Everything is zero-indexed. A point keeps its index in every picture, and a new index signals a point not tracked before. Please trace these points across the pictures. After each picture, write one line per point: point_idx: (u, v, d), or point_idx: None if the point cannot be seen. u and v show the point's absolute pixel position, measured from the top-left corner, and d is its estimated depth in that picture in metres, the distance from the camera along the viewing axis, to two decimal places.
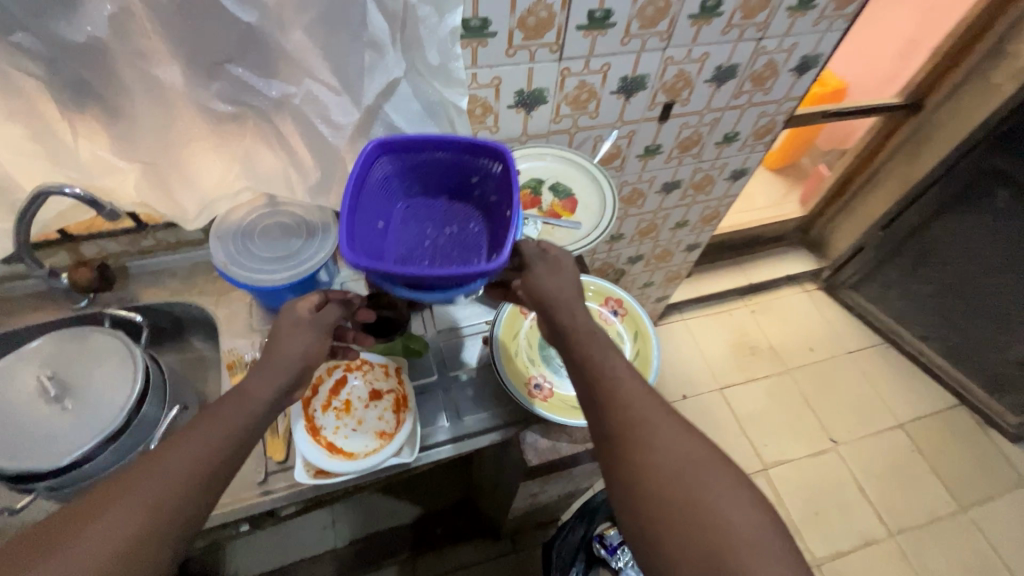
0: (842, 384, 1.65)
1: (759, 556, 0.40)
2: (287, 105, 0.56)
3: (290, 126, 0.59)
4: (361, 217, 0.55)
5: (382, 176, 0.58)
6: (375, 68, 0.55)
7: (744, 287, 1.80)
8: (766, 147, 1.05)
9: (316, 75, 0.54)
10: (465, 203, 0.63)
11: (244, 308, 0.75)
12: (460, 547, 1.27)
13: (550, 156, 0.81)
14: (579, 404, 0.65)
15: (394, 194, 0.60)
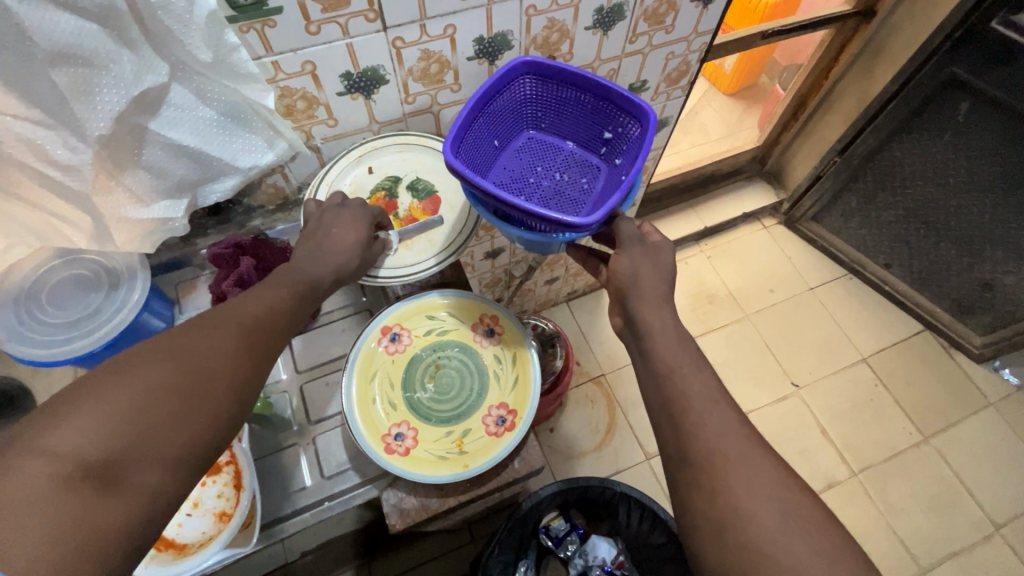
0: (804, 323, 1.59)
1: None
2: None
3: (16, 172, 0.48)
4: (486, 128, 0.64)
5: (524, 93, 0.65)
6: (73, 68, 0.43)
7: (699, 231, 1.69)
8: (685, 90, 0.91)
9: (7, 108, 0.44)
10: (586, 155, 0.71)
11: (69, 374, 0.65)
12: (416, 542, 1.26)
13: (403, 147, 0.70)
14: (444, 453, 0.57)
15: (524, 120, 0.69)
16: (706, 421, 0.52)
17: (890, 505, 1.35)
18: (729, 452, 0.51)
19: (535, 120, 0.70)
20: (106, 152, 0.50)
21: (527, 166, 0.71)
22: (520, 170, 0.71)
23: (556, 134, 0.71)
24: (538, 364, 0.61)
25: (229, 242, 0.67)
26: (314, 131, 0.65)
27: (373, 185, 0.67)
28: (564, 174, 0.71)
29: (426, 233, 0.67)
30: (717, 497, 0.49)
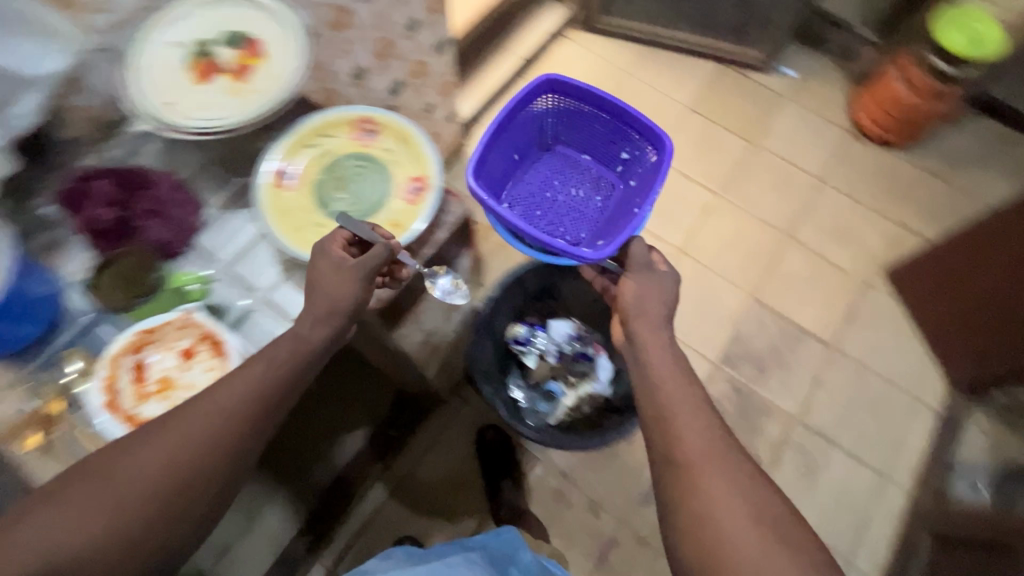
0: (636, 103, 1.78)
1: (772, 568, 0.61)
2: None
3: None
4: (506, 142, 1.13)
5: (541, 106, 1.13)
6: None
7: (520, 65, 1.78)
8: None
9: None
10: (606, 155, 1.20)
11: None
12: (417, 431, 1.34)
13: (201, 12, 0.68)
14: (376, 228, 0.78)
15: (546, 125, 1.20)
16: (697, 445, 0.69)
17: (753, 204, 1.65)
18: (702, 459, 0.68)
19: (554, 123, 1.20)
20: None
21: (551, 182, 1.24)
22: (538, 187, 1.24)
23: (577, 147, 1.23)
24: (427, 141, 0.82)
25: (72, 180, 0.73)
26: (88, 20, 0.63)
27: (187, 58, 0.66)
28: (580, 177, 1.23)
29: (264, 72, 0.66)
30: (680, 422, 0.71)
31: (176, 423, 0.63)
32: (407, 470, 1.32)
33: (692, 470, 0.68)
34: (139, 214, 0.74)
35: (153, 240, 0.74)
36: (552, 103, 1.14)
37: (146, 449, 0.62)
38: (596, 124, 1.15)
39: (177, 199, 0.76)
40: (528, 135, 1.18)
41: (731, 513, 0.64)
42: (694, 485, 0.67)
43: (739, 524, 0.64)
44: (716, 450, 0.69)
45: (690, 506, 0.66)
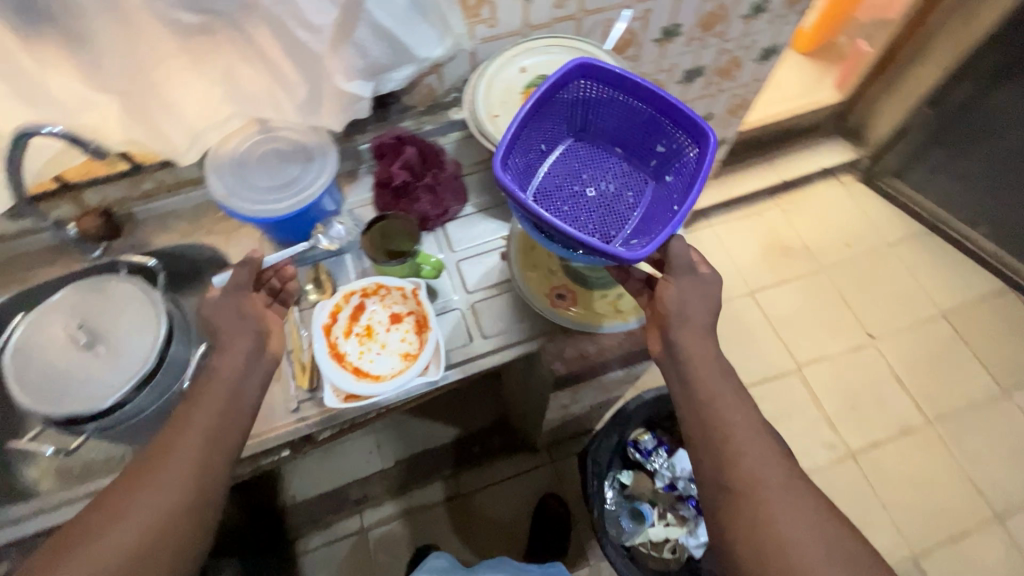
0: (881, 279, 1.58)
1: None
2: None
3: (264, 32, 0.56)
4: (528, 138, 0.64)
5: (572, 96, 0.64)
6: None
7: (776, 185, 1.69)
8: (801, 15, 0.93)
9: None
10: (640, 165, 0.69)
11: (254, 245, 0.74)
12: (496, 462, 1.34)
13: (553, 52, 0.74)
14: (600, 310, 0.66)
15: (568, 125, 0.68)
16: (766, 468, 0.53)
17: (967, 454, 1.36)
18: (771, 483, 0.52)
19: (577, 125, 0.68)
20: (339, 26, 0.57)
21: (573, 171, 0.69)
22: (566, 175, 0.68)
23: (603, 140, 0.70)
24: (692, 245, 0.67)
25: (391, 134, 0.75)
26: (475, 29, 0.70)
27: (526, 82, 0.72)
28: (614, 182, 0.69)
29: None
30: (748, 449, 0.54)
31: (158, 464, 0.49)
32: (467, 490, 1.31)
33: (765, 522, 0.50)
34: (426, 182, 0.73)
35: (423, 209, 0.72)
36: (587, 98, 0.64)
37: (129, 497, 0.48)
38: (621, 129, 0.67)
39: (455, 185, 0.75)
40: (537, 139, 0.65)
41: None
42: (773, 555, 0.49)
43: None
44: (785, 480, 0.53)
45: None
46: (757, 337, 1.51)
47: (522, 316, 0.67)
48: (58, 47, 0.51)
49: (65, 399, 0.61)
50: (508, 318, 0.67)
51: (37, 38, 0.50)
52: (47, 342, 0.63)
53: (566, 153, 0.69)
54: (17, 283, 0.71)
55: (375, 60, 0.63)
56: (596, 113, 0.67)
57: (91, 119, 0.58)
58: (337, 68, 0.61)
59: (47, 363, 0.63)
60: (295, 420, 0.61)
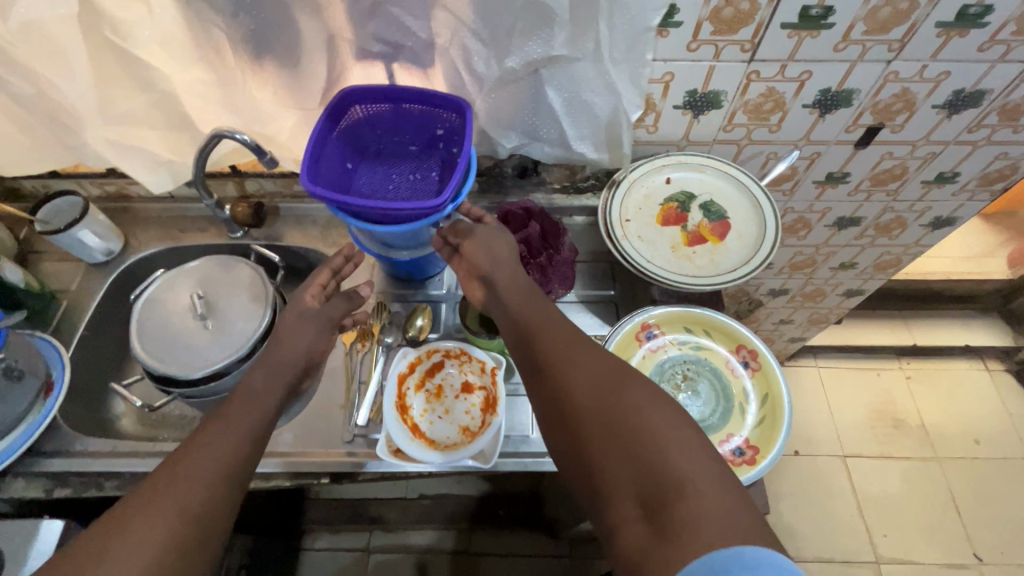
0: (1009, 496, 1.34)
1: (680, 457, 0.43)
2: (436, 46, 0.58)
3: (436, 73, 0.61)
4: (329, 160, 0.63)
5: (354, 120, 0.64)
6: (537, 35, 0.55)
7: (906, 347, 1.51)
8: (992, 196, 0.83)
9: (473, 32, 0.55)
10: (431, 153, 0.69)
11: (366, 269, 0.78)
12: (515, 535, 1.29)
13: (702, 173, 0.73)
14: None
15: (363, 139, 0.67)
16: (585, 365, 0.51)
17: None
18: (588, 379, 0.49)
19: (375, 137, 0.68)
20: (502, 86, 0.61)
21: (383, 175, 0.68)
22: (378, 180, 0.67)
23: (398, 141, 0.69)
24: (793, 413, 0.59)
25: (521, 205, 0.76)
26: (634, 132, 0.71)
27: (669, 195, 0.72)
28: (415, 173, 0.68)
29: (709, 253, 0.68)
30: (564, 351, 0.52)
31: (174, 482, 0.46)
32: (478, 550, 1.29)
33: (602, 399, 0.47)
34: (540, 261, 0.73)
35: None
36: (365, 117, 0.64)
37: (133, 520, 0.43)
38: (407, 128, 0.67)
39: (566, 271, 0.73)
40: (342, 157, 0.65)
41: (680, 455, 0.43)
42: (617, 439, 0.45)
43: (701, 465, 0.42)
44: (606, 367, 0.51)
45: (635, 472, 0.43)
46: (836, 508, 1.33)
47: None
48: (270, 72, 0.58)
49: (169, 360, 0.67)
50: None
51: (257, 62, 0.57)
52: (171, 305, 0.71)
53: (373, 163, 0.68)
54: (169, 239, 0.80)
55: (534, 127, 0.67)
56: (380, 122, 0.66)
57: (274, 131, 0.65)
58: (495, 123, 0.66)
59: (165, 322, 0.70)
60: (345, 453, 0.63)
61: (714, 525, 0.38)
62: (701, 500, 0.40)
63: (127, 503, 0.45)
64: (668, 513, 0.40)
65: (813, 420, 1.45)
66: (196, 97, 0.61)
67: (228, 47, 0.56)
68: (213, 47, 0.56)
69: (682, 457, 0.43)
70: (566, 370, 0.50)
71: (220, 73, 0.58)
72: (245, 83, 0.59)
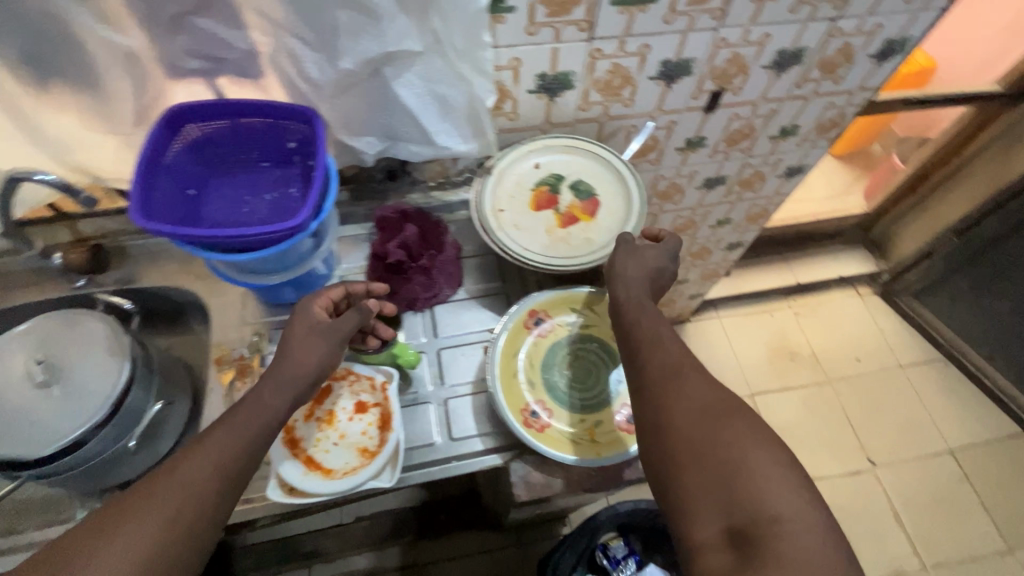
0: (889, 402, 1.52)
1: (775, 500, 0.45)
2: (261, 55, 0.53)
3: (271, 84, 0.56)
4: (162, 187, 0.55)
5: (189, 141, 0.57)
6: (368, 34, 0.51)
7: (791, 286, 1.66)
8: (830, 142, 0.91)
9: (297, 35, 0.50)
10: (288, 169, 0.62)
11: (239, 299, 0.72)
12: (461, 536, 1.28)
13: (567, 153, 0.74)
14: (575, 438, 0.62)
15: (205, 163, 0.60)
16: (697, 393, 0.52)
17: None
18: (699, 407, 0.51)
19: (219, 158, 0.60)
20: (344, 89, 0.57)
21: (234, 199, 0.60)
22: (229, 205, 0.60)
23: (248, 160, 0.61)
24: None
25: (395, 208, 0.73)
26: (496, 120, 0.70)
27: (538, 179, 0.72)
28: (273, 192, 0.61)
29: (583, 233, 0.71)
30: (672, 373, 0.54)
31: (169, 484, 0.44)
32: (427, 561, 1.25)
33: (702, 423, 0.50)
34: (423, 263, 0.71)
35: (415, 290, 0.70)
36: (200, 136, 0.57)
37: (127, 517, 0.42)
38: (255, 145, 0.60)
39: (450, 268, 0.73)
40: (179, 182, 0.57)
41: (777, 495, 0.45)
42: (715, 462, 0.47)
43: (795, 507, 0.45)
44: (721, 399, 0.52)
45: (723, 498, 0.46)
46: None
47: (493, 423, 0.64)
48: (67, 100, 0.51)
49: (10, 441, 0.58)
50: (479, 424, 0.64)
51: (47, 90, 0.50)
52: (5, 376, 0.62)
53: (219, 183, 0.60)
54: None
55: (392, 126, 0.64)
56: (222, 140, 0.59)
57: (92, 165, 0.57)
58: (346, 125, 0.62)
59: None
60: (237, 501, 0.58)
61: (802, 568, 0.42)
62: (791, 538, 0.43)
63: (128, 495, 0.44)
64: (756, 544, 0.43)
65: (722, 366, 1.56)
66: None
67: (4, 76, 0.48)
68: None
69: (776, 497, 0.45)
70: (671, 390, 0.53)
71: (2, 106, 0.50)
72: (39, 115, 0.52)
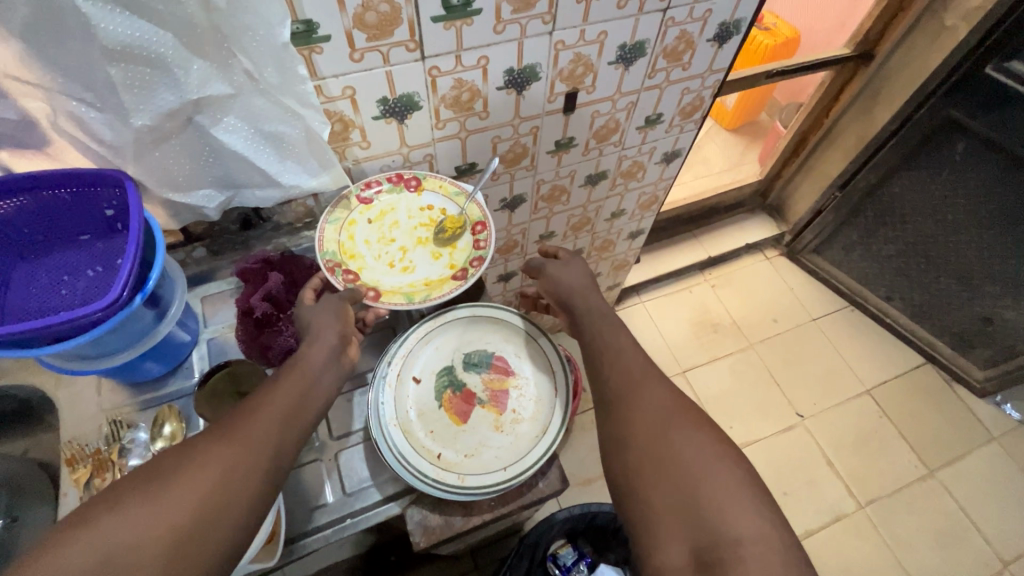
0: (809, 355, 1.60)
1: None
2: (40, 122, 0.47)
3: (61, 145, 0.50)
4: None
5: None
6: (157, 83, 0.47)
7: (704, 261, 1.72)
8: (698, 124, 0.94)
9: (70, 93, 0.45)
10: (112, 240, 0.56)
11: (91, 385, 0.65)
12: (416, 573, 1.23)
13: (444, 203, 0.69)
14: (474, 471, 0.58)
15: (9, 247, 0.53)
16: (681, 448, 0.48)
17: (899, 541, 1.33)
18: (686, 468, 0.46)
19: (27, 238, 0.54)
20: (150, 144, 0.52)
21: (51, 281, 0.54)
22: (45, 289, 0.53)
23: (65, 236, 0.55)
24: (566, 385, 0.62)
25: (257, 257, 0.69)
26: (348, 151, 0.67)
27: (385, 235, 0.67)
28: (96, 267, 0.55)
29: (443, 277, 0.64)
30: (661, 431, 0.49)
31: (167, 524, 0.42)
32: None
33: (661, 439, 0.49)
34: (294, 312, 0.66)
35: (288, 342, 0.65)
36: None
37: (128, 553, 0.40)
38: (67, 218, 0.54)
39: None
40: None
41: (744, 518, 0.43)
42: (681, 484, 0.45)
43: (759, 526, 0.42)
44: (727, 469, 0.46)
45: (682, 516, 0.44)
46: None
47: (387, 467, 0.60)
48: None
49: None
50: (372, 474, 0.60)
51: None
52: None
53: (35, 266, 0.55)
54: None
55: (227, 173, 0.59)
56: (24, 220, 0.52)
57: None
58: (172, 181, 0.57)
59: None
60: None
61: None
62: None
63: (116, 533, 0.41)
64: (720, 565, 0.41)
65: (652, 349, 1.59)
66: None
67: None
68: None
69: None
70: (633, 406, 0.52)
71: None
72: None
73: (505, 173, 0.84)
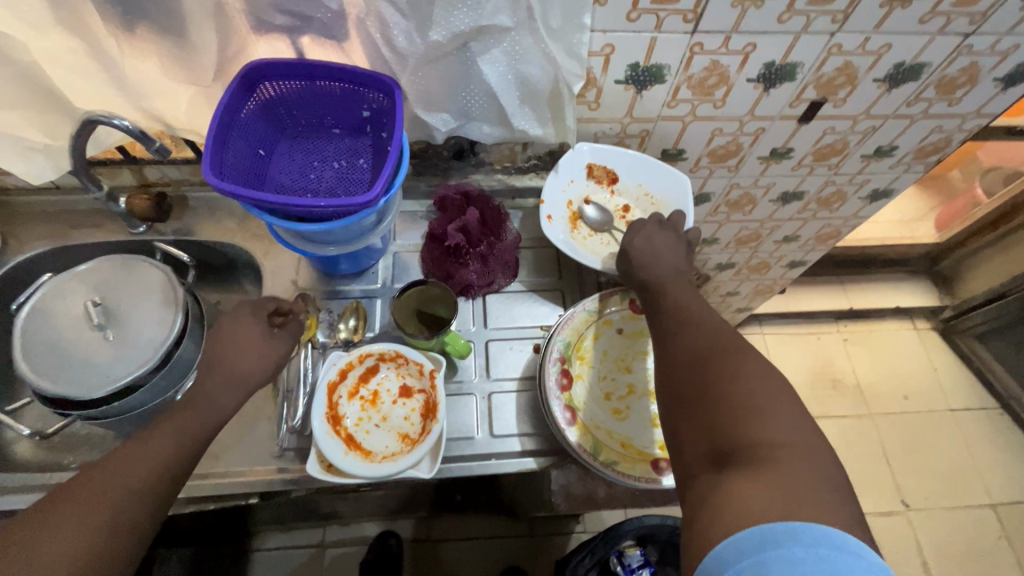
0: (933, 445, 1.45)
1: (776, 438, 0.39)
2: (349, 17, 0.50)
3: (352, 41, 0.53)
4: (235, 145, 0.53)
5: (264, 100, 0.55)
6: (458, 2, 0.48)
7: (843, 311, 1.58)
8: (927, 169, 0.84)
9: None
10: (357, 140, 0.60)
11: (292, 263, 0.71)
12: (475, 518, 1.29)
13: None
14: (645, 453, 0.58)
15: (276, 124, 0.58)
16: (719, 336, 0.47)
17: None
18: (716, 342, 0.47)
19: (291, 120, 0.58)
20: (426, 58, 0.54)
21: (303, 165, 0.59)
22: (298, 171, 0.58)
23: (320, 126, 0.59)
24: None
25: (457, 189, 0.70)
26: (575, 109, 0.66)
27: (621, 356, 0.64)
28: (342, 161, 0.59)
29: (644, 443, 0.58)
30: (684, 325, 0.50)
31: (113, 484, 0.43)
32: (437, 537, 1.27)
33: (711, 356, 0.46)
34: (481, 250, 0.67)
35: (470, 277, 0.67)
36: (274, 97, 0.55)
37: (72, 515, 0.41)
38: (328, 111, 0.58)
39: (508, 257, 0.70)
40: (252, 142, 0.56)
41: (753, 380, 0.42)
42: (743, 432, 0.39)
43: (768, 387, 0.41)
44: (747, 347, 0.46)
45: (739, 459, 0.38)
46: None
47: (536, 426, 0.62)
48: (149, 42, 0.49)
49: (67, 381, 0.59)
50: (520, 425, 0.62)
51: (128, 30, 0.48)
52: (64, 315, 0.62)
53: (290, 148, 0.60)
54: (59, 237, 0.71)
55: (469, 105, 0.60)
56: (295, 103, 0.57)
57: (161, 105, 0.55)
58: (425, 99, 0.59)
59: (60, 338, 0.61)
60: (276, 469, 0.59)
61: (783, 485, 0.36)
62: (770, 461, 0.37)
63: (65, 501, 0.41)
64: (725, 419, 0.41)
65: None
66: (63, 75, 0.51)
67: (88, 10, 0.46)
68: (69, 10, 0.46)
69: (772, 425, 0.39)
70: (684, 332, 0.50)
71: (85, 41, 0.49)
72: (115, 50, 0.49)
73: (707, 167, 0.80)
